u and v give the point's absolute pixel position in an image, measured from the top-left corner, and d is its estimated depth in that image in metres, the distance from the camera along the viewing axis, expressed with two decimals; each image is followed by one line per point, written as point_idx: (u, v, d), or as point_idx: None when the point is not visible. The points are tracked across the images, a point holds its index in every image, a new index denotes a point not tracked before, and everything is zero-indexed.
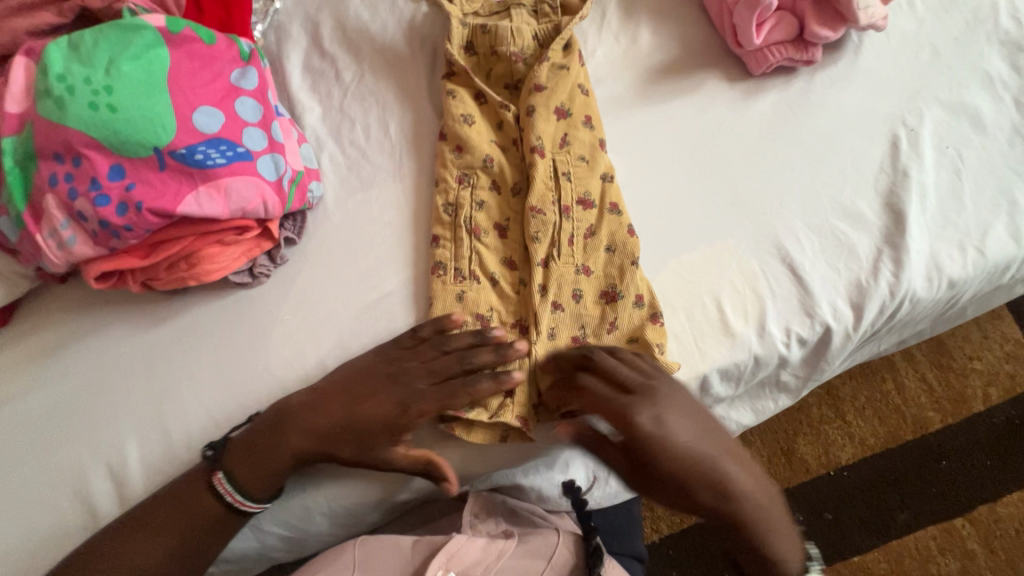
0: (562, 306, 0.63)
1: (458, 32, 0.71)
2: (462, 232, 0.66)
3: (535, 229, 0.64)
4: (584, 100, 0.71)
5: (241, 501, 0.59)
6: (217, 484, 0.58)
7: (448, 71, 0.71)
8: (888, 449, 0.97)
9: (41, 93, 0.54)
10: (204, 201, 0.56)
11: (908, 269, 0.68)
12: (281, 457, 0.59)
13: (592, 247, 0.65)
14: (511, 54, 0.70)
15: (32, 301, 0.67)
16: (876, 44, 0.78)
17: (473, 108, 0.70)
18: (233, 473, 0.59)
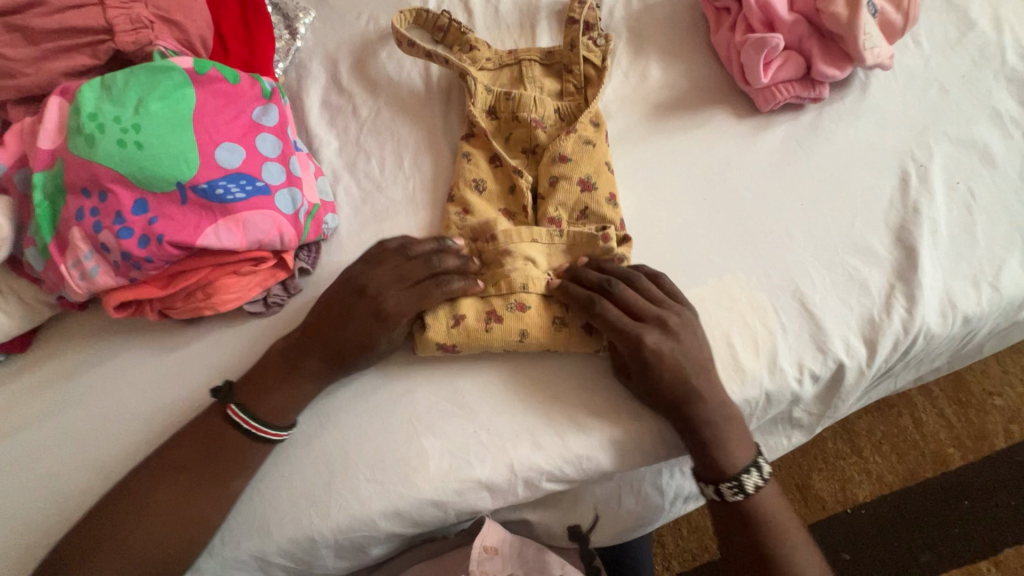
0: (565, 322, 0.64)
1: (482, 96, 0.73)
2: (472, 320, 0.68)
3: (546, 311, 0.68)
4: (610, 176, 0.70)
5: (260, 429, 0.60)
6: (233, 418, 0.61)
7: (467, 132, 0.73)
8: (907, 487, 0.95)
9: (73, 130, 0.56)
10: (223, 233, 0.58)
11: (921, 304, 0.68)
12: (292, 377, 0.62)
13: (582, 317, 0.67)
14: (532, 121, 0.72)
15: (53, 328, 0.68)
16: (883, 82, 0.79)
17: (486, 172, 0.71)
18: (246, 405, 0.61)
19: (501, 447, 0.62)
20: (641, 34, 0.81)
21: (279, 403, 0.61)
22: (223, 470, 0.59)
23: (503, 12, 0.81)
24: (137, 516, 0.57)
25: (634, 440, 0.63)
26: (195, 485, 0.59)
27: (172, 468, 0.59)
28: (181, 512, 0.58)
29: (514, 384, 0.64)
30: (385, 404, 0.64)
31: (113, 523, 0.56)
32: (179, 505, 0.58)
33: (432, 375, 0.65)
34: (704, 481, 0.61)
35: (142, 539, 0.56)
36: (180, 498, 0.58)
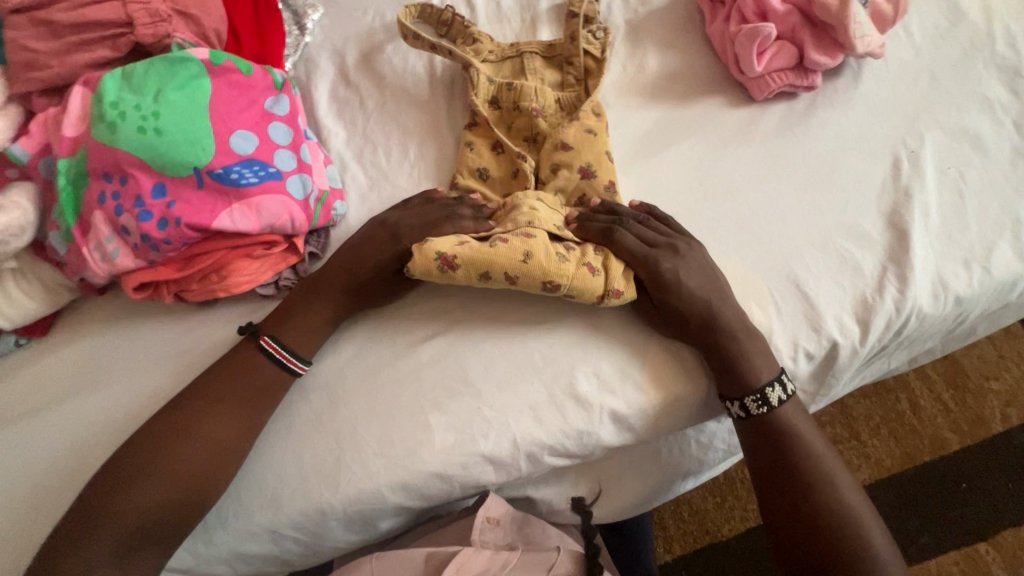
0: (569, 258, 0.64)
1: (485, 87, 0.76)
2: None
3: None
4: (611, 164, 0.72)
5: (290, 360, 0.65)
6: (267, 348, 0.65)
7: (470, 121, 0.76)
8: (905, 470, 0.96)
9: (95, 118, 0.58)
10: (237, 217, 0.61)
11: (913, 285, 0.70)
12: (319, 309, 0.66)
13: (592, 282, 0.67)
14: (533, 110, 0.75)
15: (73, 312, 0.71)
16: (875, 71, 0.81)
17: (488, 159, 0.74)
18: (277, 334, 0.65)
19: (504, 423, 0.64)
20: (639, 28, 0.84)
21: (302, 328, 0.66)
22: (256, 402, 0.63)
23: (504, 7, 0.84)
24: (172, 444, 0.60)
25: (632, 416, 0.65)
26: (226, 416, 0.62)
27: (215, 394, 0.63)
28: (219, 436, 0.61)
29: (515, 362, 0.66)
30: (392, 382, 0.66)
31: (158, 443, 0.60)
32: (214, 435, 0.61)
33: (434, 358, 0.67)
34: (727, 399, 0.65)
35: (175, 467, 0.60)
36: (212, 429, 0.61)
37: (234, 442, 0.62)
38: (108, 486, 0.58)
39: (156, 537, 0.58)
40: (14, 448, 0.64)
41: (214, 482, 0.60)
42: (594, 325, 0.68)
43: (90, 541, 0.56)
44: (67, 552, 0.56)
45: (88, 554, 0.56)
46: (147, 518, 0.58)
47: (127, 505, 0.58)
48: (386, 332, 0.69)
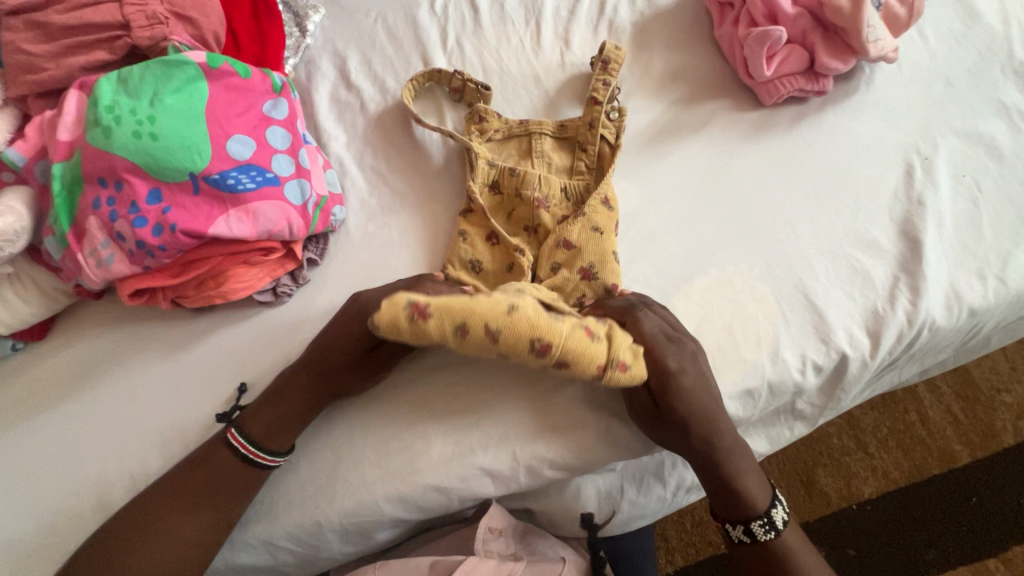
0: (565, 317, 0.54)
1: (485, 171, 0.72)
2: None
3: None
4: (616, 266, 0.67)
5: (258, 455, 0.61)
6: (235, 446, 0.61)
7: (465, 207, 0.71)
8: (912, 483, 0.94)
9: (91, 122, 0.57)
10: (234, 223, 0.60)
11: (926, 297, 0.68)
12: (288, 408, 0.62)
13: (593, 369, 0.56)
14: (536, 199, 0.70)
15: (69, 316, 0.70)
16: (888, 75, 0.79)
17: (484, 250, 0.69)
18: (245, 428, 0.62)
19: (504, 435, 0.63)
20: (645, 31, 0.82)
21: (270, 425, 0.62)
22: (224, 501, 0.60)
23: (508, 9, 0.82)
24: (144, 542, 0.58)
25: (632, 431, 0.64)
26: (198, 516, 0.60)
27: (184, 490, 0.60)
28: (191, 536, 0.59)
29: (517, 372, 0.65)
30: (389, 392, 0.65)
31: (126, 540, 0.58)
32: (185, 535, 0.59)
33: (433, 368, 0.66)
34: (732, 522, 0.62)
35: (147, 568, 0.58)
36: (184, 529, 0.59)
37: (207, 544, 0.60)
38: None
39: None
40: (12, 454, 0.64)
41: None
42: None
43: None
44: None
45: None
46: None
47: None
48: None
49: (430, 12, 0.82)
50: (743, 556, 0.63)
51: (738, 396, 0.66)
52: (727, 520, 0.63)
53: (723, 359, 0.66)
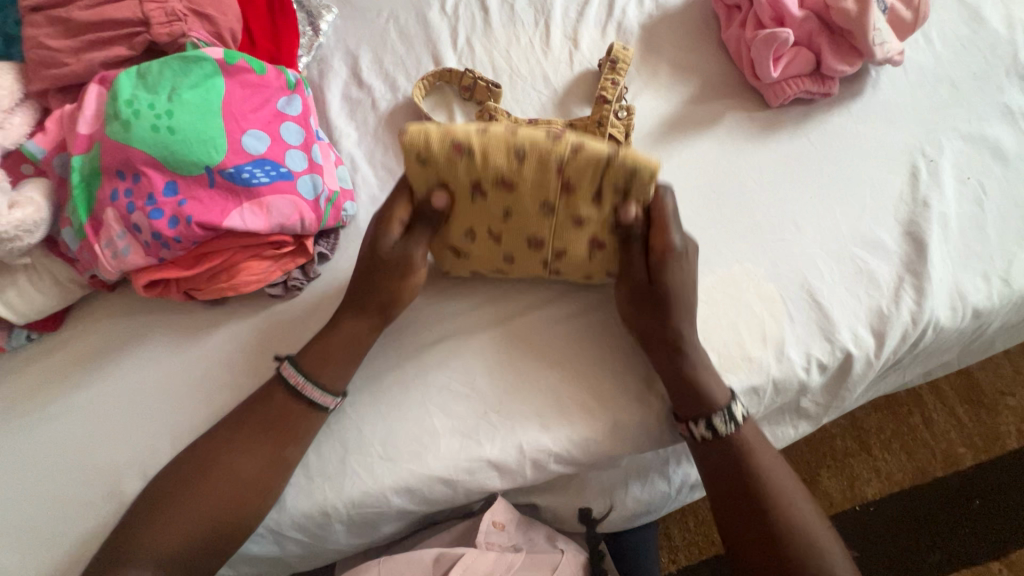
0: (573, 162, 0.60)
1: None
2: (473, 195, 0.60)
3: (550, 199, 0.59)
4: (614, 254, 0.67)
5: (305, 386, 0.62)
6: (285, 376, 0.62)
7: None
8: (916, 485, 0.94)
9: (110, 116, 0.59)
10: (248, 216, 0.61)
11: (930, 297, 0.69)
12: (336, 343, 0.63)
13: (607, 178, 0.58)
14: None
15: (83, 307, 0.71)
16: (894, 78, 0.80)
17: None
18: (295, 359, 0.63)
19: (511, 428, 0.64)
20: (653, 33, 0.83)
21: (321, 354, 0.63)
22: (283, 436, 0.61)
23: (518, 10, 0.83)
24: (202, 480, 0.59)
25: (638, 426, 0.65)
26: (254, 453, 0.60)
27: (245, 428, 0.61)
28: (249, 474, 0.60)
29: (524, 366, 0.66)
30: (397, 385, 0.66)
31: (190, 474, 0.59)
32: (243, 471, 0.60)
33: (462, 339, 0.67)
34: (695, 420, 0.62)
35: (207, 502, 0.58)
36: (242, 465, 0.60)
37: (263, 483, 0.60)
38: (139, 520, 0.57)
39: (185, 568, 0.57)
40: (26, 441, 0.65)
41: (243, 516, 0.59)
42: (602, 331, 0.68)
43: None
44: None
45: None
46: (176, 557, 0.57)
47: (156, 544, 0.56)
48: (393, 333, 0.68)
49: (441, 12, 0.83)
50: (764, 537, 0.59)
51: (744, 393, 0.66)
52: (689, 419, 0.62)
53: (729, 357, 0.67)
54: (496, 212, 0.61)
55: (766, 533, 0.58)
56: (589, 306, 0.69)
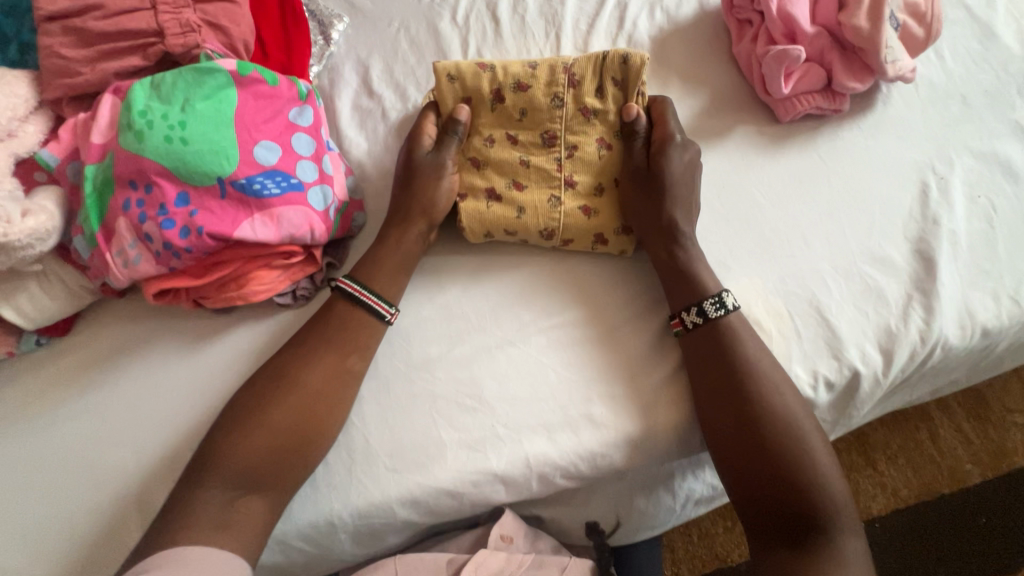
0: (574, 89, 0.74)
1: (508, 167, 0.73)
2: (494, 105, 0.74)
3: (559, 89, 0.72)
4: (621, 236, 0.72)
5: (361, 293, 0.67)
6: (341, 285, 0.68)
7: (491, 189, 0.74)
8: (922, 501, 0.94)
9: (124, 126, 0.59)
10: (259, 227, 0.61)
11: (939, 316, 0.68)
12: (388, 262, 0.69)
13: (606, 71, 0.73)
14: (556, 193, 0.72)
15: (91, 313, 0.72)
16: (905, 94, 0.79)
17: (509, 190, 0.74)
18: (350, 275, 0.69)
19: (517, 440, 0.64)
20: (663, 46, 0.83)
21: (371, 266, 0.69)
22: (346, 344, 0.65)
23: (529, 22, 0.83)
24: (276, 399, 0.62)
25: (645, 440, 0.65)
26: (321, 362, 0.64)
27: (309, 345, 0.65)
28: (317, 384, 0.63)
29: (531, 379, 0.66)
30: (403, 397, 0.66)
31: (261, 392, 0.63)
32: (313, 379, 0.63)
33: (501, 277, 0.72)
34: (685, 310, 0.67)
35: (283, 413, 0.62)
36: (312, 375, 0.64)
37: (332, 399, 0.63)
38: (216, 440, 0.61)
39: (259, 483, 0.59)
40: (33, 446, 0.65)
41: (316, 429, 0.62)
42: (609, 345, 0.68)
43: (201, 491, 0.58)
44: (181, 506, 0.57)
45: (201, 502, 0.58)
46: (255, 470, 0.59)
47: (236, 458, 0.60)
48: (400, 343, 0.68)
49: (452, 22, 0.83)
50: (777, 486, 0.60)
51: None
52: (681, 309, 0.67)
53: None
54: (514, 116, 0.73)
55: (774, 481, 0.60)
56: (596, 319, 0.70)
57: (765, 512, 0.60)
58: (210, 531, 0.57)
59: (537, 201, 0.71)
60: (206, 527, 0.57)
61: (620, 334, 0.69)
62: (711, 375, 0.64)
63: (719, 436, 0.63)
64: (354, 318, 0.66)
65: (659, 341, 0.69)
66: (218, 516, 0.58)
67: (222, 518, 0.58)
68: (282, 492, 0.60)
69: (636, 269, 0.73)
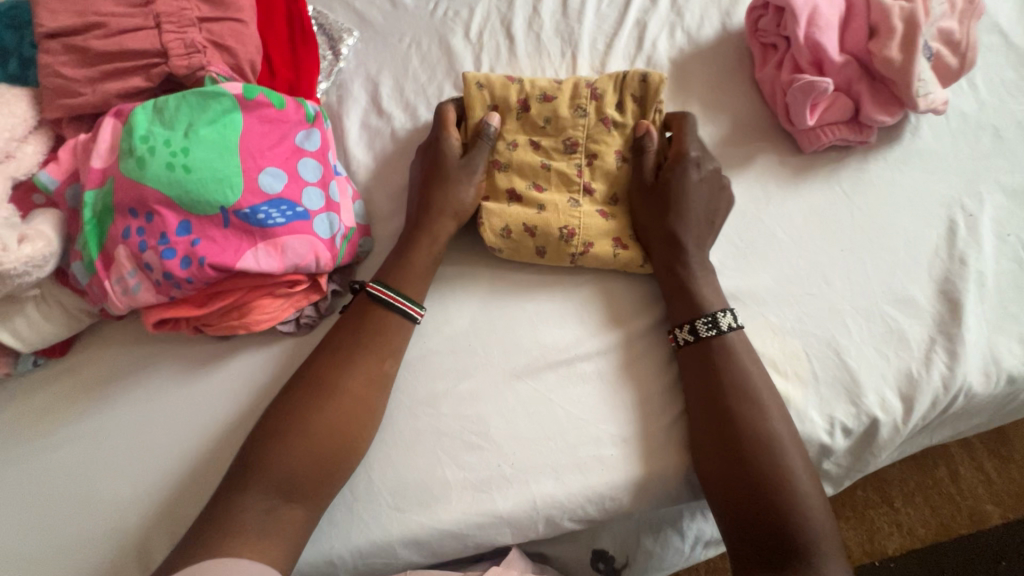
0: (599, 95, 0.73)
1: (527, 172, 0.72)
2: (519, 113, 0.73)
3: (582, 101, 0.72)
4: (636, 251, 0.70)
5: (396, 298, 0.65)
6: (373, 291, 0.66)
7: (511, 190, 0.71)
8: (939, 541, 0.92)
9: (124, 151, 0.57)
10: (262, 257, 0.59)
11: (963, 362, 0.66)
12: (405, 269, 0.68)
13: (626, 89, 0.73)
14: (575, 197, 0.70)
15: (90, 335, 0.70)
16: (935, 125, 0.76)
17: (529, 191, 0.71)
18: (382, 279, 0.67)
19: (524, 481, 0.62)
20: (684, 69, 0.80)
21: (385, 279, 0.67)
22: (381, 351, 0.64)
23: (545, 40, 0.81)
24: (316, 403, 0.61)
25: (656, 484, 0.63)
26: (357, 370, 0.63)
27: (342, 353, 0.64)
28: (355, 393, 0.62)
29: (539, 418, 0.64)
30: (406, 435, 0.64)
31: (297, 403, 0.61)
32: (351, 388, 0.62)
33: (527, 279, 0.71)
34: (680, 325, 0.66)
35: (324, 422, 0.60)
36: (349, 384, 0.62)
37: (371, 405, 0.62)
38: (255, 447, 0.58)
39: (296, 497, 0.57)
40: (30, 472, 0.64)
41: (352, 441, 0.61)
42: (621, 382, 0.66)
43: (242, 498, 0.56)
44: (220, 515, 0.55)
45: (241, 509, 0.55)
46: (296, 477, 0.57)
47: (277, 464, 0.57)
48: (404, 376, 0.66)
49: (465, 39, 0.81)
50: (764, 519, 0.57)
51: None
52: (675, 326, 0.66)
53: None
54: (539, 122, 0.72)
55: (761, 508, 0.57)
56: (607, 355, 0.67)
57: (752, 552, 0.57)
58: (253, 540, 0.54)
59: (555, 200, 0.70)
60: (246, 535, 0.54)
61: (630, 372, 0.67)
62: (712, 414, 0.61)
63: (706, 468, 0.60)
64: (385, 323, 0.65)
65: (672, 380, 0.67)
66: (259, 525, 0.55)
67: (262, 527, 0.55)
68: (316, 497, 0.58)
69: (653, 298, 0.71)
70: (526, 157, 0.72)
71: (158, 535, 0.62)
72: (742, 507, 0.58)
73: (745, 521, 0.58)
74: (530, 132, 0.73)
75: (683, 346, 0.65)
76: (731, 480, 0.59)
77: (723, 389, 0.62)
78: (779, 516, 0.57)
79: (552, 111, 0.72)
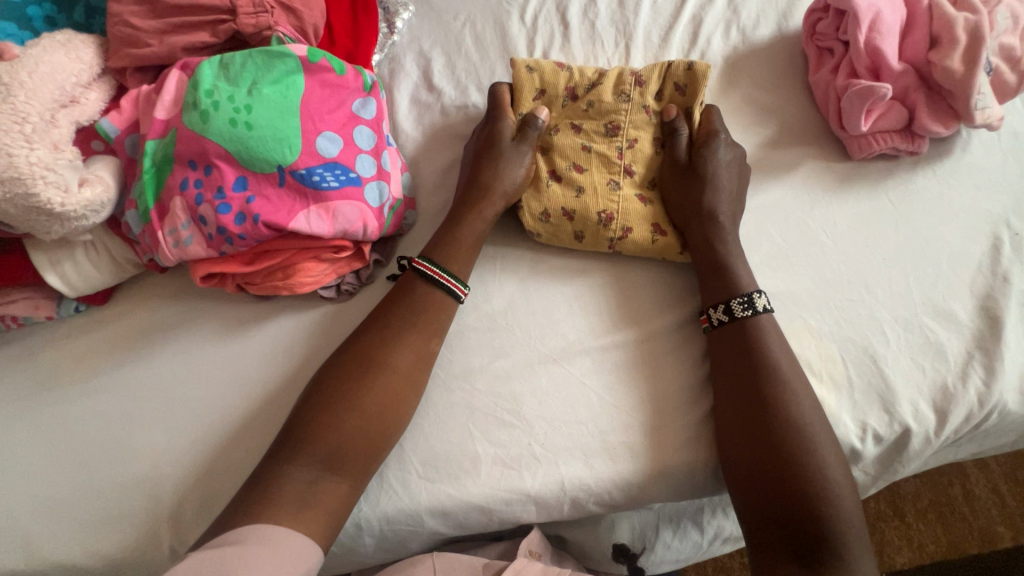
0: (642, 81, 0.73)
1: (568, 153, 0.72)
2: (566, 100, 0.74)
3: (626, 87, 0.72)
4: (676, 243, 0.70)
5: (441, 276, 0.66)
6: (419, 268, 0.66)
7: (555, 173, 0.72)
8: (949, 559, 0.92)
9: (189, 104, 0.58)
10: (314, 219, 0.59)
11: (1001, 379, 0.65)
12: (447, 245, 0.68)
13: (670, 78, 0.74)
14: (615, 180, 0.70)
15: (132, 286, 0.71)
16: (986, 142, 0.76)
17: (570, 172, 0.71)
18: (428, 256, 0.67)
19: (553, 462, 0.62)
20: (736, 68, 0.80)
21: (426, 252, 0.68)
22: (426, 332, 0.64)
23: (599, 28, 0.81)
24: (359, 381, 0.61)
25: (681, 475, 0.63)
26: (405, 346, 0.63)
27: (388, 330, 0.64)
28: (403, 371, 0.62)
29: (571, 401, 0.64)
30: (439, 407, 0.64)
31: (343, 378, 0.61)
32: (395, 366, 0.62)
33: (567, 267, 0.71)
34: (714, 305, 0.66)
35: (373, 399, 0.60)
36: (396, 360, 0.62)
37: (413, 382, 0.63)
38: (294, 426, 0.59)
39: (340, 465, 0.58)
40: (65, 414, 0.65)
41: (394, 419, 0.61)
42: (653, 373, 0.66)
43: (278, 471, 0.56)
44: (253, 489, 0.55)
45: (276, 475, 0.56)
46: (343, 451, 0.58)
47: (315, 443, 0.58)
48: (441, 350, 0.67)
49: (520, 22, 0.81)
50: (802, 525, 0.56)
51: None
52: (709, 306, 0.67)
53: None
54: (580, 108, 0.73)
55: (801, 514, 0.56)
56: (642, 344, 0.68)
57: (784, 556, 0.56)
58: (291, 511, 0.54)
59: (597, 182, 0.70)
60: (287, 505, 0.55)
61: (665, 361, 0.67)
62: (746, 419, 0.61)
63: (736, 469, 0.60)
64: (432, 300, 0.65)
65: (706, 373, 0.67)
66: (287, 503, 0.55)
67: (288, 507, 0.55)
68: (347, 462, 0.58)
69: (690, 291, 0.71)
70: (567, 141, 0.72)
71: (186, 484, 0.62)
72: (779, 509, 0.57)
73: (780, 524, 0.57)
74: (574, 116, 0.73)
75: (716, 327, 0.66)
76: (764, 481, 0.58)
77: (753, 396, 0.61)
78: (810, 513, 0.56)
79: (594, 95, 0.72)
